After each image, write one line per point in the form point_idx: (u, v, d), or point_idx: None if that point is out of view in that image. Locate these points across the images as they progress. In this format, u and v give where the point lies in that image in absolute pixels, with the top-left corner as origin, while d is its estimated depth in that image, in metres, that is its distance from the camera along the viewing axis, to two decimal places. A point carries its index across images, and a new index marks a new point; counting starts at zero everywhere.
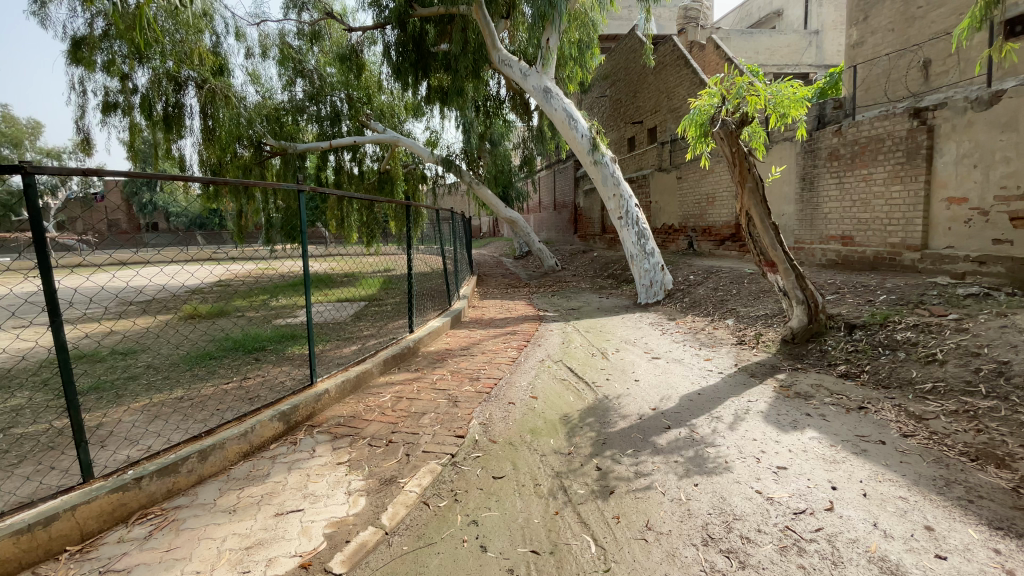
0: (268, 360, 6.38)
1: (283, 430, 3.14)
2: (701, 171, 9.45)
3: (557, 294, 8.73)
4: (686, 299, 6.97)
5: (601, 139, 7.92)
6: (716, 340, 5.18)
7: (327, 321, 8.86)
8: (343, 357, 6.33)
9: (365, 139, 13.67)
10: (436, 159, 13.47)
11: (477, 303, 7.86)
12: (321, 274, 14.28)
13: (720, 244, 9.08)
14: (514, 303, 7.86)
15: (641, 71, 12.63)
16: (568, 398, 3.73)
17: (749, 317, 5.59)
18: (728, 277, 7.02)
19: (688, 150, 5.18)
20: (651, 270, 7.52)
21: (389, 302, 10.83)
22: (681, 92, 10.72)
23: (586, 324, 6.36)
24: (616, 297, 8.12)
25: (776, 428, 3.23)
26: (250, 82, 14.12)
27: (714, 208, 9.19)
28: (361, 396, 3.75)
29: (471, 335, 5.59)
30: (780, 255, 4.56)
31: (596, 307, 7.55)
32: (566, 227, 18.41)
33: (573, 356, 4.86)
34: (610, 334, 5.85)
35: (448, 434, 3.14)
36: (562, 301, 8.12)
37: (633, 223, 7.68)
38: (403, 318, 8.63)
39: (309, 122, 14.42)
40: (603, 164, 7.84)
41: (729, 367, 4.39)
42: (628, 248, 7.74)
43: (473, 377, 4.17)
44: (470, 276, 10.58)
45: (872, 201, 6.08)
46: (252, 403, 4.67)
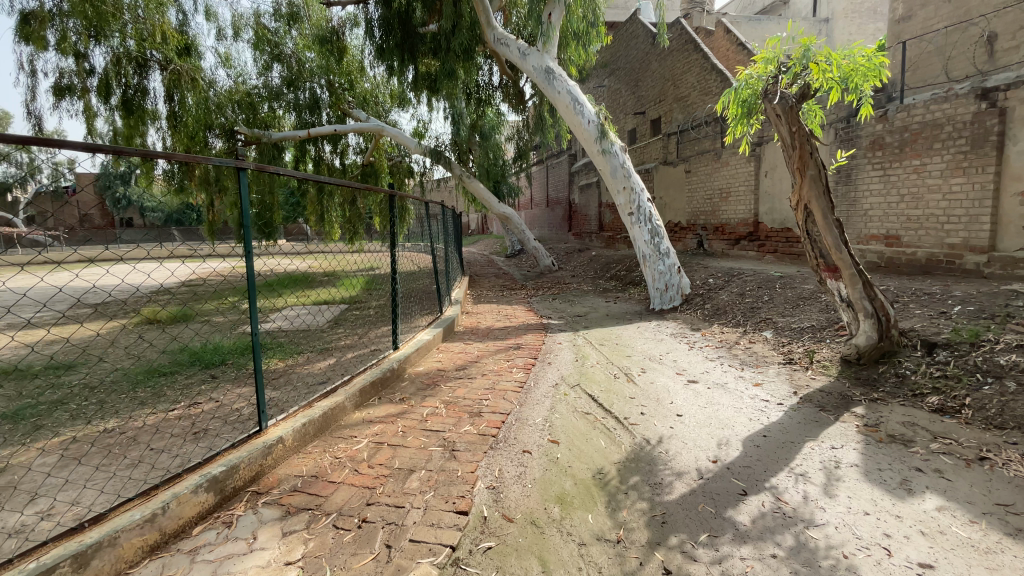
0: (227, 378, 5.44)
1: (213, 504, 2.24)
2: (714, 164, 8.67)
3: (559, 299, 7.87)
4: (708, 305, 6.17)
5: (610, 125, 7.05)
6: (758, 359, 4.38)
7: (303, 329, 7.90)
8: (314, 374, 5.39)
9: (347, 127, 12.65)
10: (423, 150, 12.49)
11: (470, 309, 6.96)
12: (298, 273, 13.25)
13: (735, 243, 8.30)
14: (511, 309, 6.98)
15: (643, 58, 11.83)
16: (599, 443, 2.88)
17: (790, 329, 4.80)
18: (754, 281, 6.23)
19: (727, 133, 4.35)
20: (666, 272, 6.64)
21: (372, 305, 9.87)
22: (688, 79, 9.91)
23: (599, 336, 5.52)
24: (626, 302, 7.29)
25: (886, 493, 2.42)
26: (222, 65, 12.98)
27: (728, 204, 8.40)
28: (327, 443, 2.84)
29: (467, 351, 4.69)
30: (845, 258, 3.74)
31: (604, 314, 6.70)
32: (560, 224, 17.57)
33: (592, 379, 4.01)
34: (628, 347, 5.01)
35: (444, 508, 2.25)
36: (565, 306, 7.26)
37: (645, 219, 6.80)
38: (387, 325, 7.70)
39: (286, 109, 13.31)
40: (612, 153, 6.97)
41: (787, 397, 3.56)
42: (638, 248, 6.86)
43: (473, 412, 3.29)
44: (461, 277, 9.69)
45: (924, 196, 5.45)
46: (196, 441, 3.74)
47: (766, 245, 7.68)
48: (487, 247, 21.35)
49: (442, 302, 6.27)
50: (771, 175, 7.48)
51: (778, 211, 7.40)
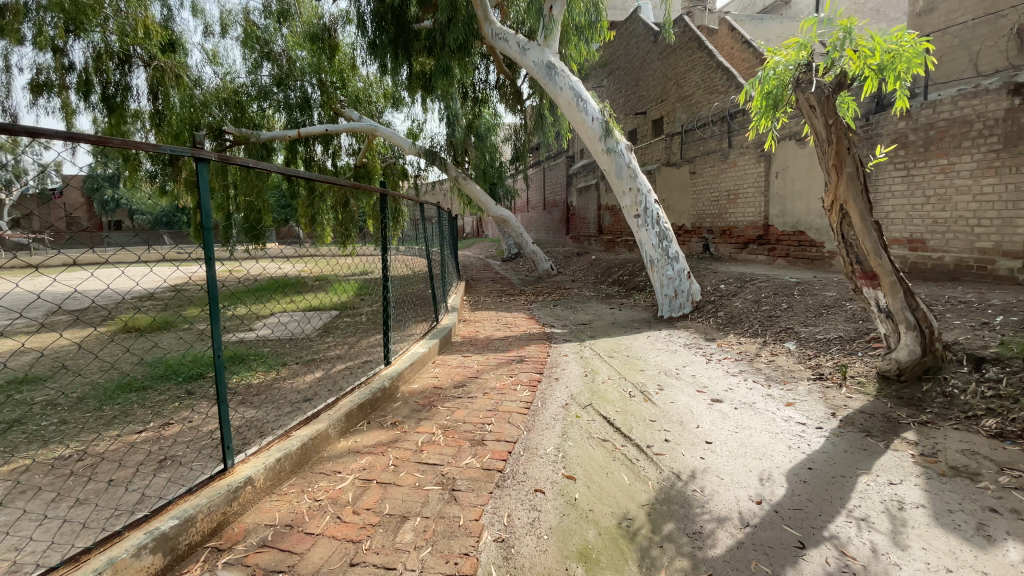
0: (206, 393, 5.00)
1: (161, 568, 1.84)
2: (721, 164, 8.33)
3: (561, 305, 7.48)
4: (721, 313, 5.81)
5: (615, 123, 6.69)
6: (784, 374, 4.02)
7: (290, 337, 7.47)
8: (300, 388, 4.98)
9: (339, 127, 12.23)
10: (418, 151, 12.09)
11: (468, 317, 6.57)
12: (288, 278, 12.80)
13: (744, 247, 7.96)
14: (510, 316, 6.59)
15: (643, 57, 11.51)
16: (623, 480, 2.50)
17: (815, 340, 4.44)
18: (769, 288, 5.88)
19: (750, 129, 4.01)
20: (675, 277, 6.27)
21: (363, 311, 9.44)
22: (691, 78, 9.58)
23: (607, 346, 5.15)
24: (631, 309, 6.91)
25: (963, 543, 2.04)
26: (209, 63, 12.53)
27: (736, 206, 8.06)
28: (307, 482, 2.44)
29: (467, 365, 4.29)
30: (885, 264, 3.40)
31: (610, 322, 6.32)
32: (558, 228, 17.19)
33: (606, 397, 3.64)
34: (641, 359, 4.64)
35: (444, 570, 1.85)
36: (567, 313, 6.88)
37: (653, 221, 6.43)
38: (379, 334, 7.28)
39: (276, 109, 12.87)
40: (617, 152, 6.60)
41: (826, 420, 3.19)
42: (645, 251, 6.51)
43: (475, 440, 2.89)
44: (457, 282, 9.29)
45: (952, 197, 5.16)
46: (162, 471, 3.31)
47: (777, 249, 7.35)
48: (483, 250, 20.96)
49: (438, 310, 5.87)
50: (782, 176, 7.16)
51: (790, 214, 7.07)
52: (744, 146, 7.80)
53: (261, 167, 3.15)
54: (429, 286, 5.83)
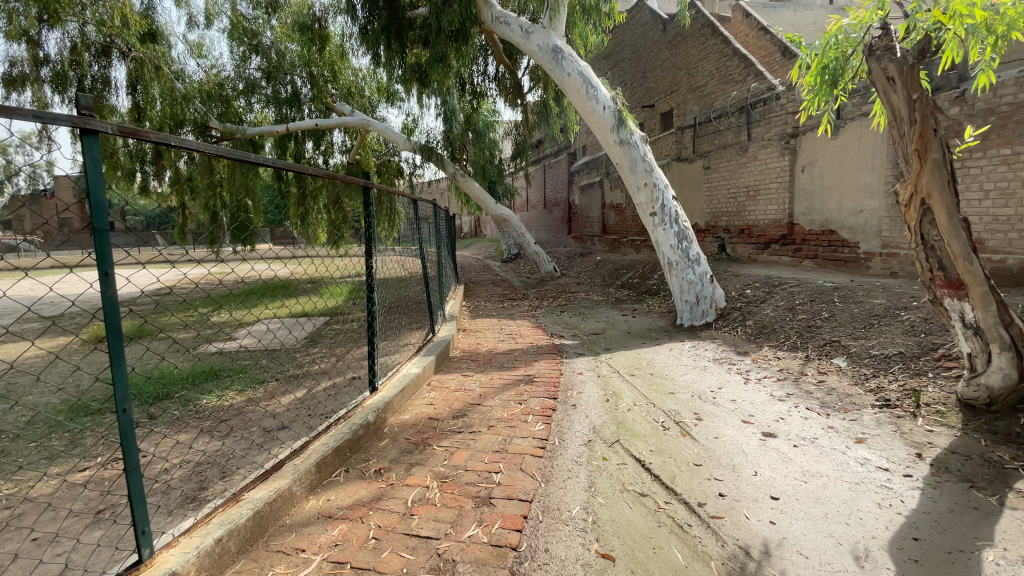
0: (168, 418, 4.35)
1: None
2: (739, 159, 7.74)
3: (568, 311, 6.86)
4: (748, 321, 5.22)
5: (629, 113, 6.07)
6: (840, 400, 3.42)
7: (274, 348, 6.81)
8: (275, 411, 4.34)
9: (330, 122, 11.57)
10: (413, 146, 11.44)
11: (468, 326, 5.94)
12: (276, 281, 12.13)
13: (765, 248, 7.37)
14: (515, 325, 5.97)
15: (651, 47, 10.91)
16: (681, 562, 1.90)
17: (870, 357, 3.86)
18: (802, 294, 5.29)
19: (801, 110, 3.45)
20: (697, 282, 5.66)
21: (355, 318, 8.79)
22: (704, 67, 9.00)
23: (626, 361, 4.55)
24: (646, 317, 6.30)
25: None
26: (192, 54, 11.83)
27: (756, 204, 7.47)
28: (261, 570, 1.82)
29: (467, 389, 3.67)
30: (976, 271, 2.80)
31: (624, 331, 5.72)
32: (559, 227, 16.58)
33: (636, 431, 3.04)
34: (667, 378, 4.04)
35: None
36: (576, 321, 6.26)
37: (671, 220, 5.82)
38: (370, 344, 6.65)
39: (263, 104, 12.21)
40: (631, 144, 5.97)
41: (912, 466, 2.61)
42: (662, 253, 5.90)
43: (480, 497, 2.28)
44: (455, 286, 8.66)
45: (1018, 192, 4.77)
46: (90, 528, 2.66)
47: (803, 250, 6.76)
48: (482, 251, 20.32)
49: (435, 320, 5.23)
50: (809, 170, 6.57)
51: (819, 212, 6.48)
52: (766, 138, 7.22)
53: (220, 154, 2.29)
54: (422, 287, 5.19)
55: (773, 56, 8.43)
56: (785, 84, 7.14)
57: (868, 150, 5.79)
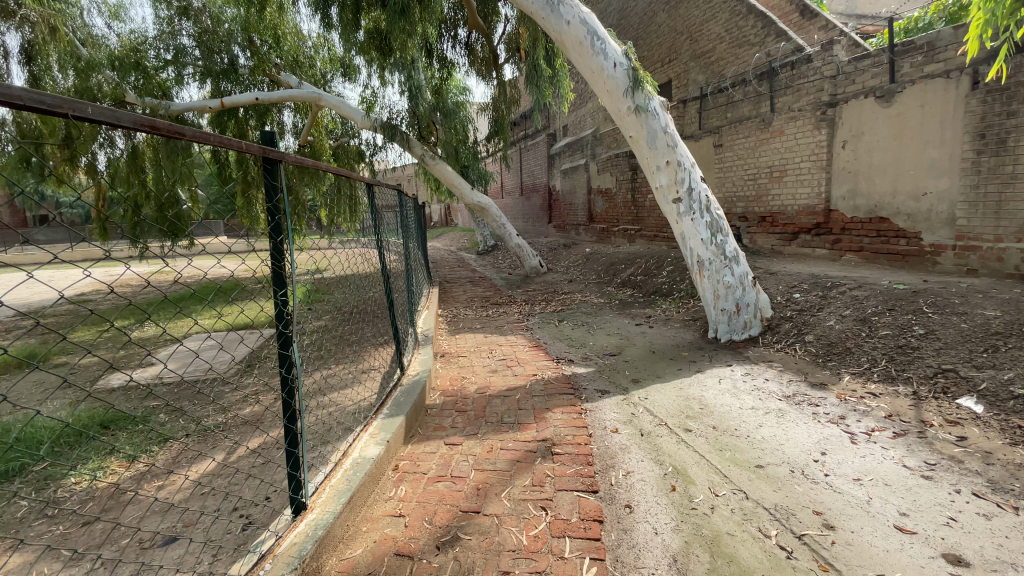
0: (8, 514, 2.92)
1: None
2: (759, 132, 6.59)
3: (567, 320, 5.62)
4: (809, 336, 4.10)
5: (646, 72, 4.80)
6: (1014, 478, 2.32)
7: (199, 377, 5.35)
8: (171, 498, 2.96)
9: (274, 96, 9.87)
10: (373, 124, 9.89)
11: (448, 347, 4.62)
12: (219, 281, 10.46)
13: (793, 238, 6.30)
14: (507, 344, 4.69)
15: (641, 12, 9.72)
16: None
17: (1018, 399, 2.79)
18: (872, 300, 4.19)
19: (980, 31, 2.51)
20: (736, 286, 4.49)
21: (308, 329, 7.35)
22: (710, 28, 7.76)
23: (670, 400, 3.36)
24: (667, 328, 5.10)
25: None
26: (109, 19, 9.94)
27: (782, 186, 6.35)
28: None
29: (457, 476, 2.37)
30: None
31: (646, 349, 4.51)
32: (539, 215, 15.32)
33: (747, 571, 1.82)
34: (740, 437, 2.84)
35: None
36: (582, 335, 5.02)
37: (701, 207, 4.61)
38: (323, 370, 5.27)
39: (196, 75, 10.40)
40: (649, 112, 4.71)
41: None
42: (689, 250, 4.71)
43: None
44: (428, 287, 7.30)
45: None
46: None
47: (843, 240, 5.71)
48: (453, 242, 18.92)
49: (404, 345, 3.89)
50: (853, 145, 5.49)
51: (865, 195, 5.41)
52: (796, 109, 6.08)
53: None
54: (379, 293, 3.73)
55: (790, 15, 7.30)
56: (818, 44, 6.01)
57: (936, 119, 4.71)
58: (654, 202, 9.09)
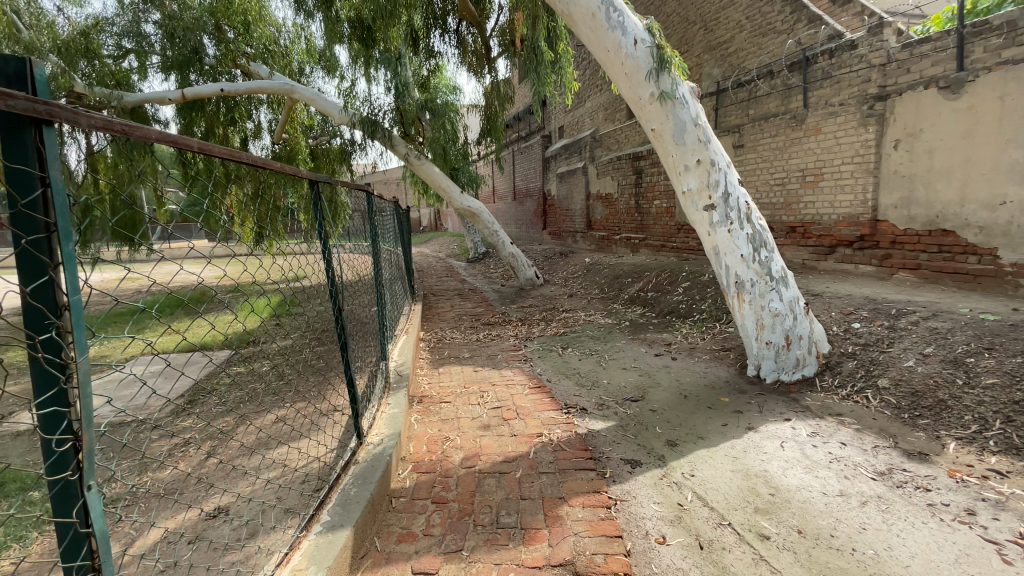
0: None
1: None
2: (789, 130, 5.78)
3: (572, 347, 4.74)
4: (885, 383, 3.27)
5: (674, 51, 3.92)
6: None
7: (127, 418, 4.39)
8: None
9: (243, 87, 8.86)
10: (353, 118, 8.87)
11: (429, 388, 3.70)
12: (182, 293, 9.48)
13: (830, 252, 5.50)
14: (501, 382, 3.79)
15: (648, 2, 8.90)
16: None
17: None
18: (960, 337, 3.37)
19: None
20: (786, 315, 3.63)
21: (272, 352, 6.40)
22: (729, 14, 6.95)
23: (729, 479, 2.48)
24: (695, 360, 4.22)
25: None
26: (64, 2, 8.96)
27: (817, 192, 5.54)
28: None
29: None
30: None
31: (676, 391, 3.63)
32: (532, 221, 14.44)
33: None
34: (843, 553, 1.97)
35: None
36: (593, 368, 4.13)
37: (739, 216, 3.76)
38: (279, 411, 4.33)
39: (159, 66, 9.43)
40: (677, 99, 3.83)
41: None
42: (724, 268, 3.84)
43: None
44: (411, 304, 6.39)
45: None
46: None
47: (894, 256, 4.92)
48: (442, 248, 17.98)
49: (371, 397, 2.98)
50: (908, 145, 4.70)
51: (924, 204, 4.63)
52: (836, 103, 5.28)
53: None
54: (329, 289, 2.84)
55: (819, 1, 6.48)
56: (861, 29, 5.21)
57: (1020, 113, 3.93)
58: (662, 209, 8.25)
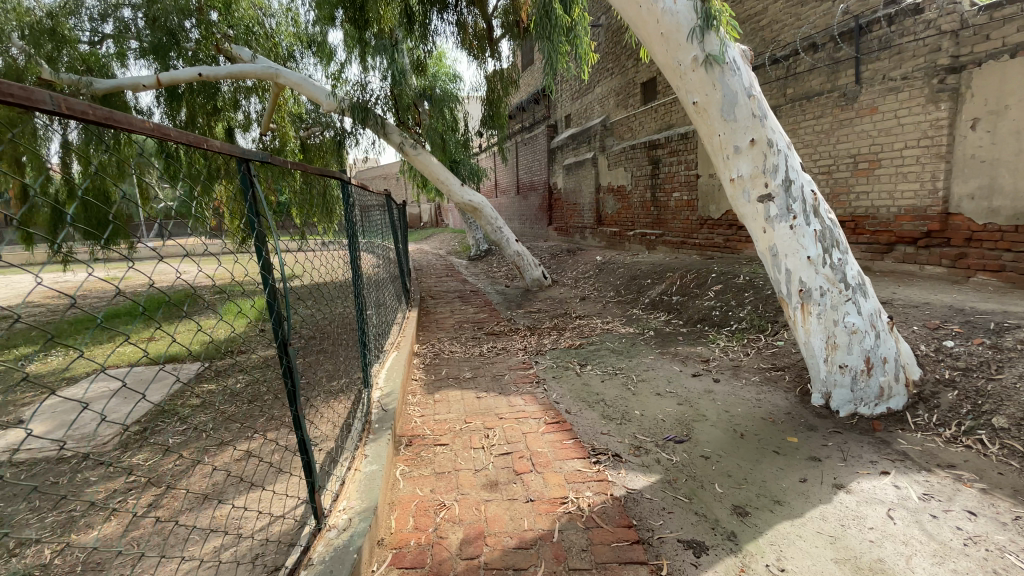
0: None
1: None
2: (839, 110, 5.02)
3: (591, 364, 4.03)
4: (1003, 423, 2.57)
5: (722, 5, 3.17)
6: None
7: (67, 454, 3.70)
8: None
9: (222, 70, 8.08)
10: (342, 103, 8.10)
11: (422, 423, 2.99)
12: (162, 295, 8.80)
13: (888, 250, 4.77)
14: (510, 414, 3.08)
15: None
16: None
17: None
18: None
19: None
20: (865, 332, 2.92)
21: (249, 364, 5.73)
22: None
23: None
24: (742, 382, 3.52)
25: None
26: None
27: (872, 181, 4.81)
28: None
29: None
30: None
31: (728, 426, 2.92)
32: (538, 216, 13.70)
33: None
34: None
35: None
36: (619, 393, 3.42)
37: (804, 210, 3.04)
38: (245, 445, 3.64)
39: (137, 50, 8.68)
40: (726, 65, 3.10)
41: None
42: (784, 273, 3.13)
43: None
44: (406, 311, 5.66)
45: None
46: None
47: (970, 255, 4.20)
48: (443, 245, 17.27)
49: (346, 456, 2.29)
50: (991, 126, 3.98)
51: (1011, 195, 3.91)
52: (897, 77, 4.54)
53: None
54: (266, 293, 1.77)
55: None
56: None
57: None
58: (682, 202, 7.51)
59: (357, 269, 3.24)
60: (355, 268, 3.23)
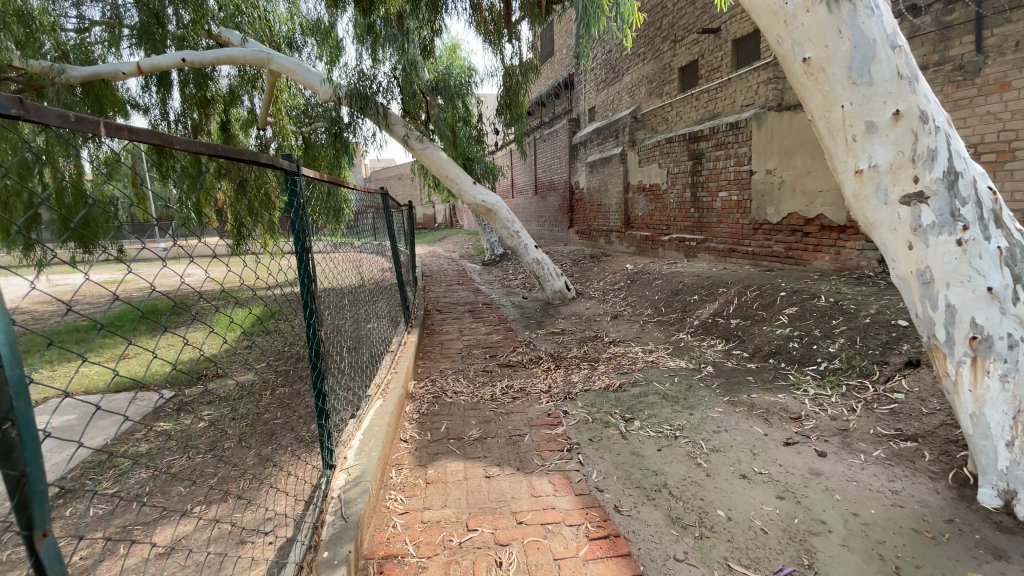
0: None
1: None
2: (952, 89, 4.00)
3: (639, 418, 3.01)
4: None
5: None
6: None
7: None
8: None
9: (209, 56, 7.20)
10: (339, 90, 7.18)
11: (406, 529, 2.03)
12: (148, 303, 7.98)
13: None
14: (536, 514, 2.10)
15: None
16: None
17: None
18: None
19: None
20: None
21: (222, 393, 4.83)
22: None
23: None
24: (861, 456, 2.50)
25: None
26: None
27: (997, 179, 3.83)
28: None
29: None
30: None
31: (868, 548, 1.92)
32: (557, 218, 12.72)
33: None
34: None
35: None
36: (688, 473, 2.42)
37: (980, 216, 2.03)
38: (176, 526, 2.70)
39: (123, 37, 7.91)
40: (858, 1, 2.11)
41: None
42: (943, 311, 2.10)
43: None
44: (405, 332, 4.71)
45: None
46: None
47: None
48: (455, 248, 16.30)
49: None
50: None
51: None
52: None
53: None
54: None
55: None
56: None
57: None
58: (730, 203, 6.46)
59: (314, 299, 2.25)
60: (310, 298, 2.25)
